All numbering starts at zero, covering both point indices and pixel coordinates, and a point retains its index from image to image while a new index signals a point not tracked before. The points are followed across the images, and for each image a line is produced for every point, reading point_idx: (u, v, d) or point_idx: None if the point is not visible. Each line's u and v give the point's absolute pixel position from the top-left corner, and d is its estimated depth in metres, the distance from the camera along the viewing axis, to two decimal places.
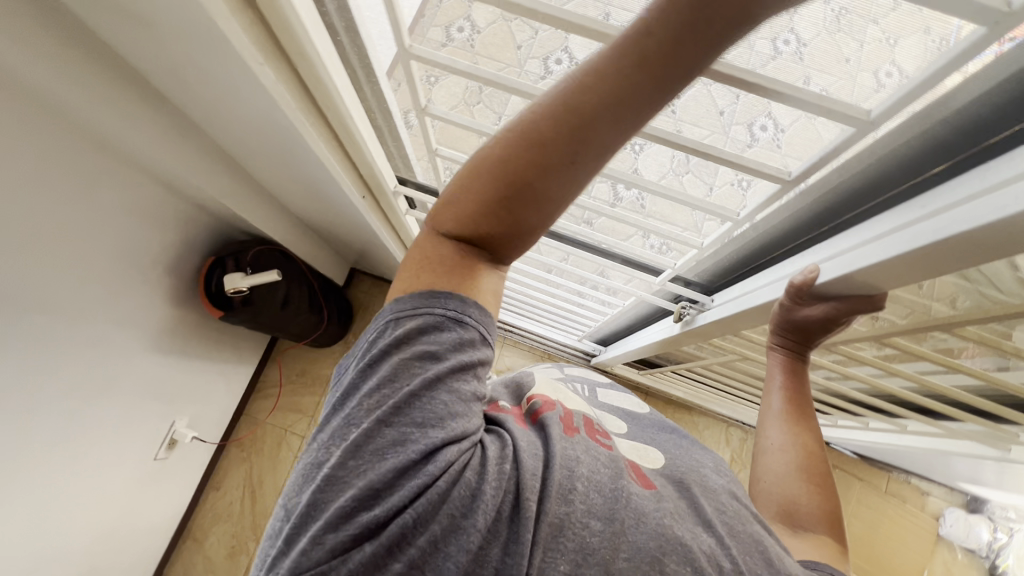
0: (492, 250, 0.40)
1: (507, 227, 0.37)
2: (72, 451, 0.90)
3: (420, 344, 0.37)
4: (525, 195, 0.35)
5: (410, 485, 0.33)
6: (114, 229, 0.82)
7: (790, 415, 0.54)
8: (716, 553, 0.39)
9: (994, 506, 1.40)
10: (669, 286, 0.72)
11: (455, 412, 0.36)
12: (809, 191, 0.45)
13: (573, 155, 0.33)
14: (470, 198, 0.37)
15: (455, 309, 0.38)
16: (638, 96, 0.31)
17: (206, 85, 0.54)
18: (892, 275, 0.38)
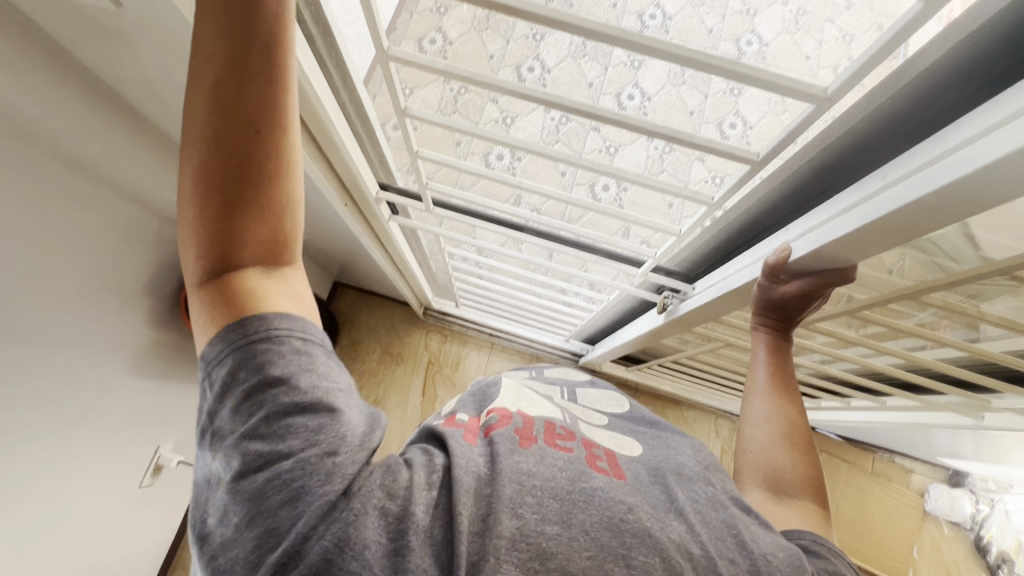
0: (263, 263, 0.35)
1: (252, 225, 0.33)
2: (56, 483, 0.87)
3: (246, 374, 0.32)
4: (241, 180, 0.31)
5: (303, 525, 0.29)
6: (89, 251, 0.80)
7: (774, 388, 0.54)
8: (687, 541, 0.36)
9: (976, 479, 1.46)
10: (650, 277, 0.73)
11: (315, 430, 0.32)
12: (771, 180, 0.49)
13: (248, 115, 0.30)
14: (199, 229, 0.32)
15: (265, 328, 0.33)
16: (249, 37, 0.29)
17: (183, 99, 0.54)
18: (854, 246, 0.41)
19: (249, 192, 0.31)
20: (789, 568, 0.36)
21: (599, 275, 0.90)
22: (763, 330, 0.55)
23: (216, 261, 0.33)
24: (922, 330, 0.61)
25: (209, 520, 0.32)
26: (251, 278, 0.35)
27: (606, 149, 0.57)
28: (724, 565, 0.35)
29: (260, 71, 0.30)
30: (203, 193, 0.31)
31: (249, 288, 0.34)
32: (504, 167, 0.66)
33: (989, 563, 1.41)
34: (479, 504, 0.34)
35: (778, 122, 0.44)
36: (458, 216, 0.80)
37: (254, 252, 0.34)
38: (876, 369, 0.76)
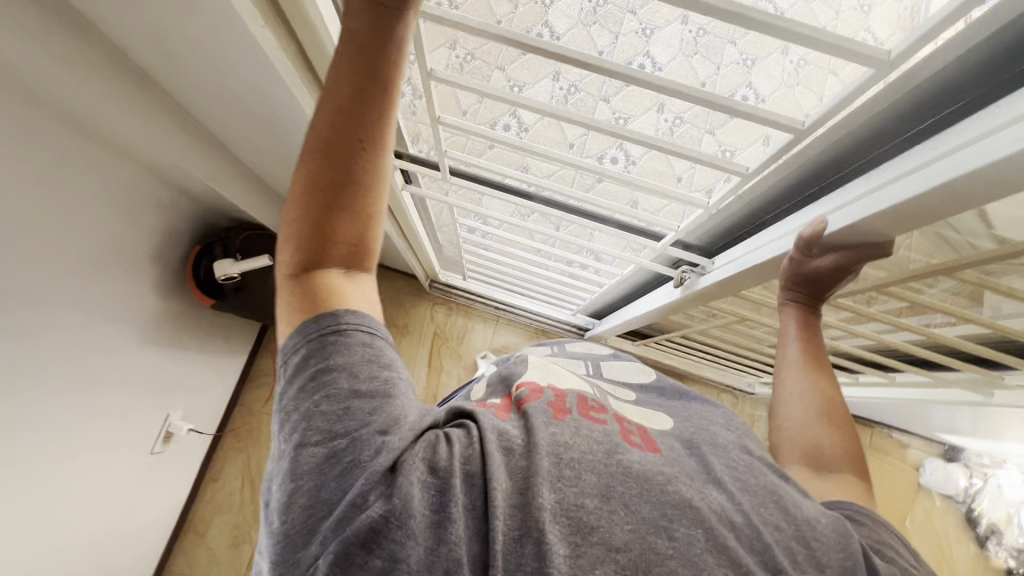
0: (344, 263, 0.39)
1: (343, 227, 0.38)
2: (68, 448, 0.88)
3: (314, 359, 0.35)
4: (345, 192, 0.37)
5: (353, 495, 0.31)
6: (93, 214, 0.79)
7: (807, 362, 0.54)
8: (728, 511, 0.36)
9: (971, 454, 1.48)
10: (669, 250, 0.73)
11: (370, 411, 0.34)
12: (789, 163, 0.48)
13: (358, 139, 0.36)
14: (301, 228, 0.37)
15: (332, 323, 0.36)
16: (370, 78, 0.35)
17: (199, 61, 0.51)
18: (897, 221, 0.39)
19: (348, 202, 0.37)
20: (834, 534, 0.38)
21: (613, 248, 0.89)
22: (792, 306, 0.55)
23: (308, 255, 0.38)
24: (947, 307, 0.61)
25: (272, 491, 0.34)
26: (331, 276, 0.39)
27: (615, 120, 0.55)
28: (768, 531, 0.36)
29: (374, 106, 0.36)
30: (311, 200, 0.37)
31: (329, 286, 0.38)
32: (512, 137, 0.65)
33: (978, 534, 1.48)
34: (516, 478, 0.34)
35: (792, 98, 0.45)
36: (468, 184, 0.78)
37: (340, 248, 0.38)
38: (894, 345, 0.76)
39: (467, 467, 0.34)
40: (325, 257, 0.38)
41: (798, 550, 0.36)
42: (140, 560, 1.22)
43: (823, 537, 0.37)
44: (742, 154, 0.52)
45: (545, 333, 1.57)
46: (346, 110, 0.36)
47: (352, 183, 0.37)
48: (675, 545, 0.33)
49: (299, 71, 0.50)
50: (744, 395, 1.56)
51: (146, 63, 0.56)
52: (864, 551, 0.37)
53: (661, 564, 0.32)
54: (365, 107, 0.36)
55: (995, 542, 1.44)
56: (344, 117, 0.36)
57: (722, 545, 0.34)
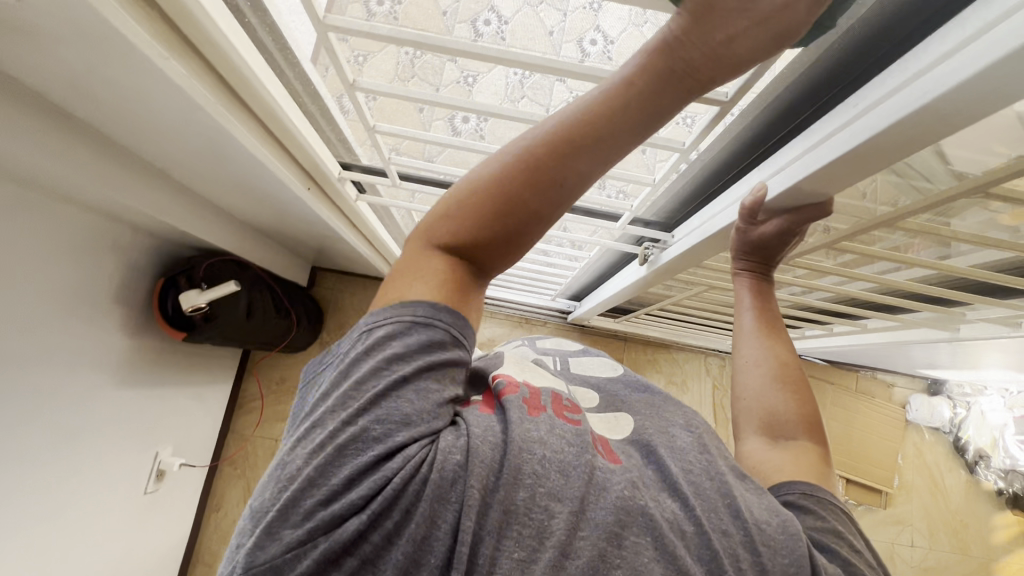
0: (478, 265, 0.40)
1: (498, 244, 0.38)
2: (58, 502, 0.87)
3: (389, 348, 0.36)
4: (519, 216, 0.37)
5: (359, 489, 0.32)
6: (42, 266, 0.76)
7: (763, 330, 0.54)
8: (680, 518, 0.37)
9: (953, 384, 1.56)
10: (630, 229, 0.72)
11: (420, 412, 0.35)
12: (747, 113, 0.47)
13: (564, 182, 0.36)
14: (467, 212, 0.38)
15: (425, 314, 0.37)
16: (613, 132, 0.35)
17: (123, 101, 0.50)
18: (826, 179, 0.40)
19: (519, 230, 0.37)
20: (783, 536, 0.38)
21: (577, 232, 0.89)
22: (744, 276, 0.55)
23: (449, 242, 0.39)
24: (893, 254, 0.60)
25: (290, 445, 0.34)
26: (460, 271, 0.39)
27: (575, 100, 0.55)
28: (717, 538, 0.37)
29: (593, 166, 0.36)
30: (490, 202, 0.37)
31: (452, 281, 0.39)
32: (471, 130, 0.64)
33: (967, 461, 1.56)
34: (490, 476, 0.34)
35: (743, 54, 0.44)
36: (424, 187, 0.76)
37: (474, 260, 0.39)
38: (852, 295, 0.75)
39: (449, 459, 0.33)
40: (460, 253, 0.39)
41: (744, 556, 0.36)
42: None
43: (771, 542, 0.38)
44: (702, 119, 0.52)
45: (528, 321, 1.58)
46: (562, 151, 0.35)
47: (523, 216, 0.37)
48: (623, 554, 0.34)
49: (221, 97, 0.48)
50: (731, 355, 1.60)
51: (70, 104, 0.54)
52: (810, 558, 0.38)
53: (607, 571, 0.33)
54: (578, 159, 0.36)
55: (984, 467, 1.53)
56: (555, 153, 0.35)
57: (670, 554, 0.34)
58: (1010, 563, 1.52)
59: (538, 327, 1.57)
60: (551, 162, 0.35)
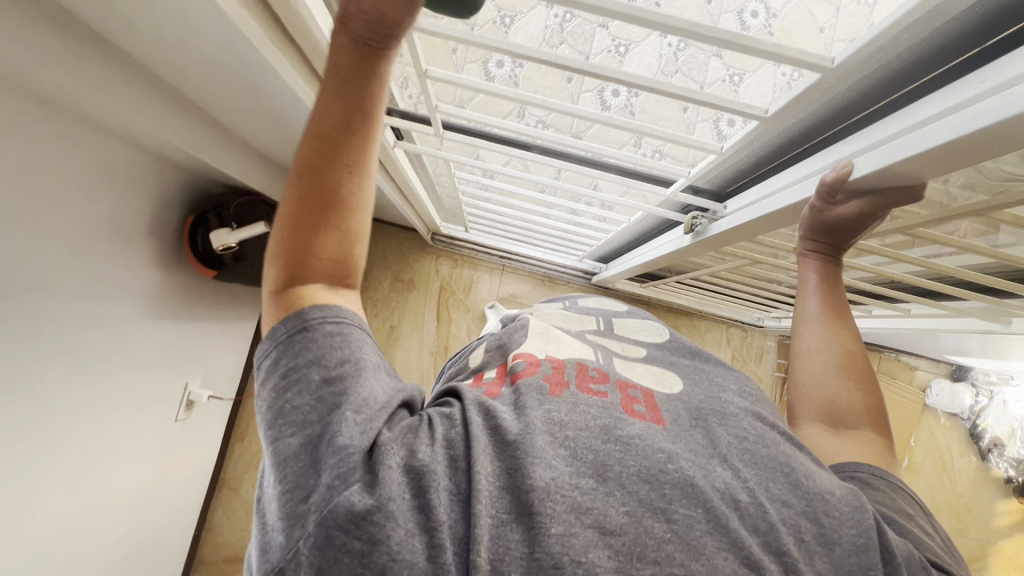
0: (331, 278, 0.38)
1: (328, 246, 0.37)
2: (96, 422, 0.90)
3: (282, 356, 0.35)
4: (328, 210, 0.36)
5: (328, 478, 0.30)
6: (79, 193, 0.76)
7: (827, 316, 0.52)
8: (734, 487, 0.36)
9: (978, 372, 1.52)
10: (680, 196, 0.68)
11: (338, 396, 0.33)
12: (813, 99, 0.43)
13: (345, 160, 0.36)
14: (283, 245, 0.36)
15: (297, 321, 0.35)
16: (352, 109, 0.35)
17: (158, 28, 0.47)
18: (927, 163, 0.36)
19: (337, 223, 0.36)
20: (848, 508, 0.37)
21: (615, 193, 0.86)
22: (813, 255, 0.53)
23: (292, 270, 0.36)
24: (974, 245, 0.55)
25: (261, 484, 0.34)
26: (316, 292, 0.37)
27: (615, 50, 0.51)
28: (772, 508, 0.35)
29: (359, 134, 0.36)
30: (296, 218, 0.35)
31: (311, 298, 0.36)
32: (505, 77, 0.60)
33: (981, 448, 1.54)
34: (501, 462, 0.34)
35: (804, 8, 0.42)
36: (463, 137, 0.74)
37: (324, 266, 0.37)
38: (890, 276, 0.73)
39: (450, 452, 0.35)
40: (310, 270, 0.37)
41: (806, 527, 0.35)
42: (182, 515, 1.29)
43: (836, 511, 0.36)
44: (752, 76, 0.49)
45: (551, 279, 1.56)
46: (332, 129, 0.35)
47: (335, 200, 0.36)
48: (673, 528, 0.33)
49: (265, 27, 0.46)
50: (754, 327, 1.58)
51: (108, 28, 0.51)
52: (879, 529, 0.36)
53: (657, 548, 0.31)
54: (348, 119, 0.35)
55: (997, 455, 1.51)
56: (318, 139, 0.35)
57: (721, 524, 0.33)
58: (1008, 548, 1.51)
59: (561, 287, 1.55)
60: (319, 147, 0.35)
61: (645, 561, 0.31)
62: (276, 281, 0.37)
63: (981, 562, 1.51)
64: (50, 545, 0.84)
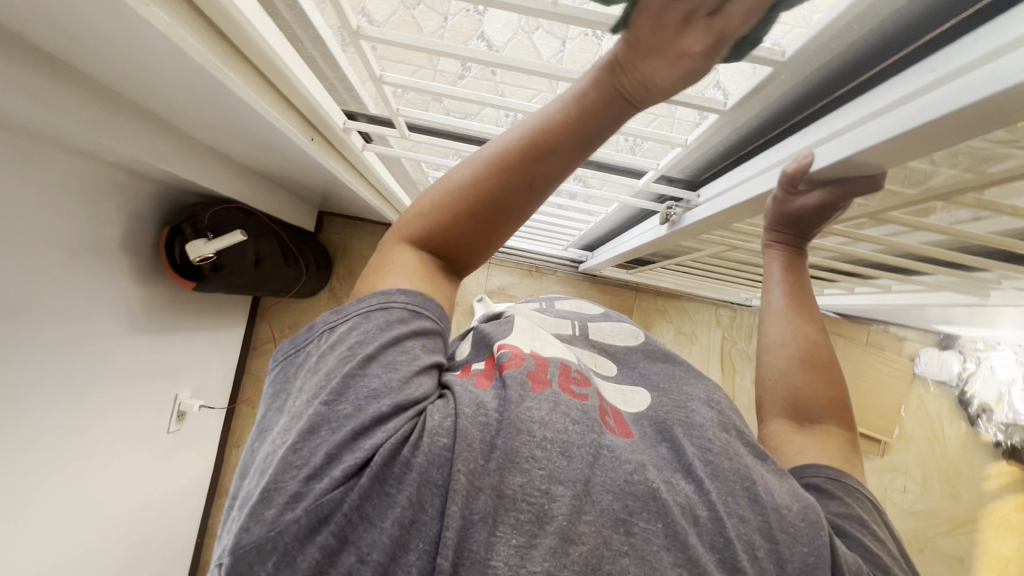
0: (452, 259, 0.45)
1: (470, 238, 0.44)
2: (87, 442, 0.90)
3: (349, 334, 0.38)
4: (492, 212, 0.42)
5: (349, 460, 0.32)
6: (50, 215, 0.75)
7: (791, 309, 0.53)
8: (694, 503, 0.37)
9: (966, 339, 1.54)
10: (652, 187, 0.68)
11: (383, 388, 0.35)
12: (773, 88, 0.43)
13: (530, 184, 0.41)
14: (441, 210, 0.43)
15: (379, 301, 0.40)
16: (564, 146, 0.40)
17: (102, 46, 0.46)
18: (889, 153, 0.36)
19: (489, 227, 0.43)
20: (804, 525, 0.37)
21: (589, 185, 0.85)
22: (776, 247, 0.53)
23: (433, 234, 0.44)
24: (940, 225, 0.54)
25: (270, 441, 0.36)
26: (434, 263, 0.45)
27: (593, 35, 0.47)
28: (731, 524, 0.36)
29: (553, 171, 0.41)
30: (466, 202, 0.42)
31: (429, 270, 0.44)
32: (481, 71, 0.55)
33: (970, 413, 1.57)
34: (483, 461, 0.34)
35: None
36: (432, 139, 0.73)
37: (454, 249, 0.44)
38: (861, 255, 0.72)
39: (438, 440, 0.33)
40: (437, 249, 0.44)
41: (759, 544, 0.36)
42: (183, 524, 1.30)
43: (790, 527, 0.37)
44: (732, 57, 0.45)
45: (538, 270, 1.56)
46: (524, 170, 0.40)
47: (501, 210, 0.42)
48: (631, 541, 0.34)
49: (208, 43, 0.44)
50: (743, 307, 1.58)
51: (57, 49, 0.50)
52: (831, 548, 0.37)
53: (613, 560, 0.33)
54: (537, 167, 0.40)
55: (986, 420, 1.53)
56: (523, 156, 0.40)
57: (679, 540, 0.34)
58: (997, 510, 1.55)
59: (548, 277, 1.55)
60: (520, 163, 0.40)
61: (600, 573, 0.32)
62: (411, 230, 0.44)
63: (971, 524, 1.55)
64: (49, 565, 0.85)
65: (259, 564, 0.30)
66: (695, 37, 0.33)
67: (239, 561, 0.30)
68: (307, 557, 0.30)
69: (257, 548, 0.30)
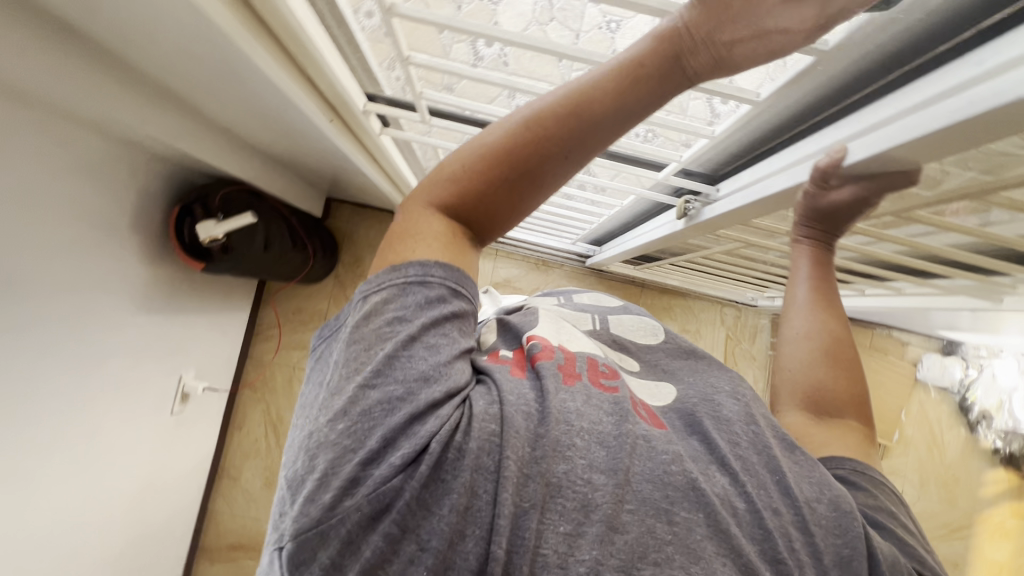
0: (474, 232, 0.42)
1: (500, 208, 0.41)
2: (92, 419, 0.90)
3: (389, 311, 0.37)
4: (526, 179, 0.40)
5: (406, 447, 0.32)
6: (62, 189, 0.74)
7: (817, 305, 0.53)
8: (731, 495, 0.37)
9: (969, 345, 1.54)
10: (672, 180, 0.67)
11: (433, 372, 0.35)
12: (807, 78, 0.42)
13: (569, 153, 0.39)
14: (472, 173, 0.40)
15: (418, 273, 0.38)
16: (614, 112, 0.38)
17: (128, 16, 0.45)
18: (927, 148, 0.35)
19: (522, 197, 0.41)
20: (834, 516, 0.38)
21: (603, 176, 0.84)
22: (805, 245, 0.53)
23: (461, 201, 0.41)
24: (959, 225, 0.55)
25: (312, 421, 0.35)
26: (458, 234, 0.41)
27: (607, 27, 0.49)
28: (769, 517, 0.36)
29: (596, 141, 0.39)
30: (502, 167, 0.39)
31: (453, 241, 0.41)
32: (494, 57, 0.56)
33: (970, 420, 1.58)
34: (531, 449, 0.34)
35: None
36: (450, 124, 0.73)
37: (479, 220, 0.41)
38: (880, 256, 0.72)
39: (487, 427, 0.34)
40: (462, 219, 0.41)
41: (796, 537, 0.36)
42: (183, 505, 1.30)
43: (822, 521, 0.38)
44: None
45: (545, 263, 1.55)
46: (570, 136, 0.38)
47: (535, 178, 0.40)
48: (674, 530, 0.33)
49: (237, 16, 0.44)
50: (749, 306, 1.58)
51: (81, 18, 0.50)
52: (867, 538, 0.38)
53: (658, 549, 0.33)
54: (583, 132, 0.38)
55: (985, 426, 1.55)
56: (570, 120, 0.38)
57: (721, 529, 0.34)
58: (993, 516, 1.56)
59: (555, 271, 1.55)
60: (564, 127, 0.38)
61: (646, 561, 0.32)
62: (440, 199, 0.41)
63: (967, 529, 1.55)
64: (50, 539, 0.85)
65: (320, 552, 0.30)
66: (770, 15, 0.35)
67: (299, 551, 0.30)
68: (371, 545, 0.31)
69: (318, 536, 0.30)
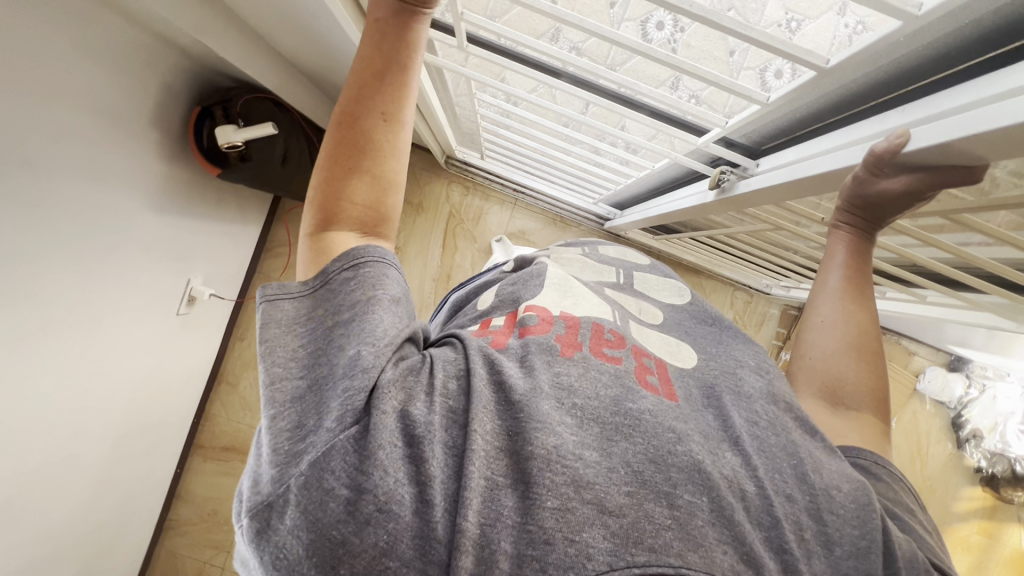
0: (362, 227, 0.41)
1: (367, 186, 0.41)
2: (97, 309, 0.91)
3: (298, 313, 0.37)
4: (359, 147, 0.40)
5: (337, 416, 0.31)
6: (86, 71, 0.72)
7: (850, 291, 0.52)
8: (741, 477, 0.36)
9: (975, 364, 1.52)
10: (711, 147, 0.64)
11: (345, 345, 0.34)
12: (889, 49, 0.39)
13: (382, 110, 0.41)
14: (325, 179, 0.41)
15: (322, 276, 0.38)
16: (390, 62, 0.40)
17: None
18: (997, 145, 0.32)
19: (372, 164, 0.41)
20: (854, 507, 0.37)
21: (636, 135, 0.81)
22: (845, 228, 0.52)
23: (324, 205, 0.40)
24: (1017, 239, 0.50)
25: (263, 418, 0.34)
26: (347, 235, 0.40)
27: None
28: (779, 505, 0.35)
29: (399, 85, 0.41)
30: (340, 152, 0.40)
31: (338, 239, 0.40)
32: None
33: (960, 436, 1.58)
34: (503, 420, 0.34)
35: None
36: (490, 54, 0.69)
37: (358, 209, 0.41)
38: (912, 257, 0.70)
39: (451, 405, 0.34)
40: (343, 216, 0.40)
41: (807, 525, 0.35)
42: (181, 403, 1.35)
43: (839, 509, 0.36)
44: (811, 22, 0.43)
45: (562, 220, 1.53)
46: (370, 82, 0.40)
47: (371, 137, 0.40)
48: (676, 513, 0.32)
49: None
50: (760, 293, 1.55)
51: None
52: (884, 535, 0.36)
53: (656, 535, 0.31)
54: (379, 87, 0.41)
55: (973, 445, 1.56)
56: (364, 86, 0.40)
57: (726, 514, 0.33)
58: (959, 530, 1.59)
59: (572, 229, 1.52)
60: (361, 91, 0.40)
61: (641, 547, 0.30)
62: (312, 220, 0.41)
63: None
64: (51, 419, 0.88)
65: (275, 523, 0.29)
66: None
67: (253, 523, 0.29)
68: (328, 507, 0.28)
69: (267, 509, 0.29)
